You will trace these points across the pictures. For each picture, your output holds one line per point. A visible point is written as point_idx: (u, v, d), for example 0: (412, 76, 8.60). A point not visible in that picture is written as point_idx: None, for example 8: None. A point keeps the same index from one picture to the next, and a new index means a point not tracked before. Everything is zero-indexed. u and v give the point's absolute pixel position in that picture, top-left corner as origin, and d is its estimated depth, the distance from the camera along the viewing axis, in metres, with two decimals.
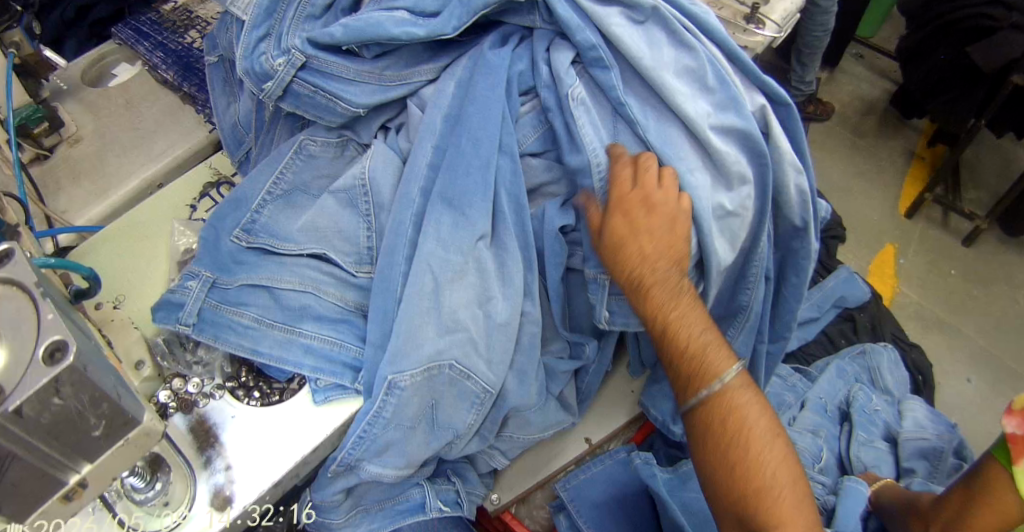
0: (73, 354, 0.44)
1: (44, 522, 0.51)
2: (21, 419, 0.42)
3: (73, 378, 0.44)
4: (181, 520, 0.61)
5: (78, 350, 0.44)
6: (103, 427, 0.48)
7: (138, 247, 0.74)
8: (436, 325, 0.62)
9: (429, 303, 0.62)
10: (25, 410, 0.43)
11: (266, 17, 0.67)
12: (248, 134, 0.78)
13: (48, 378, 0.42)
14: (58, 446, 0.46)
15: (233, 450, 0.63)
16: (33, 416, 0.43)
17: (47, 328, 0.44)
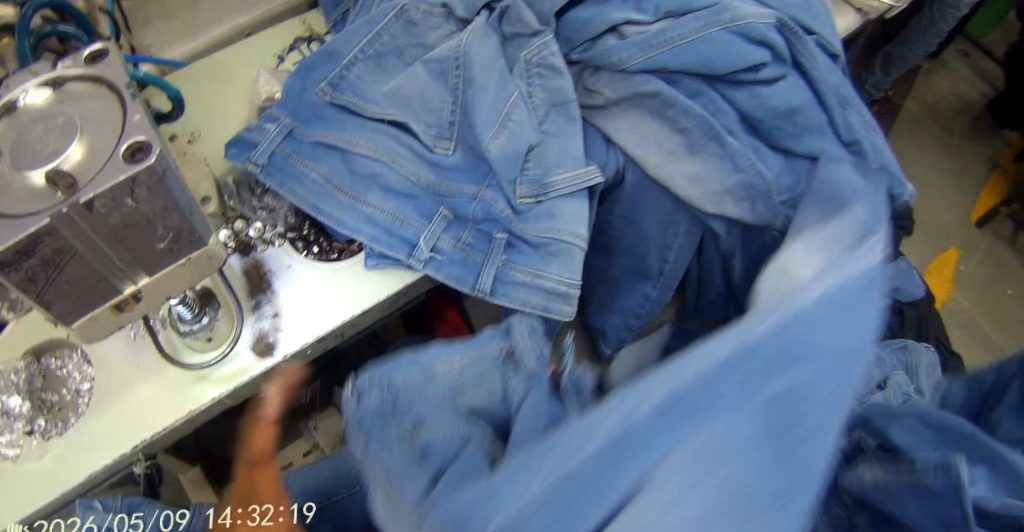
0: (157, 154, 0.44)
1: (95, 328, 0.52)
2: (92, 215, 0.44)
3: (150, 182, 0.44)
4: (225, 355, 0.62)
5: (159, 154, 0.44)
6: (170, 240, 0.49)
7: (217, 87, 0.73)
8: (471, 273, 0.61)
9: (479, 264, 0.62)
10: (97, 206, 0.43)
11: None
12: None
13: (126, 176, 0.43)
14: (119, 250, 0.47)
15: (284, 299, 0.64)
16: (104, 213, 0.44)
17: (133, 129, 0.44)
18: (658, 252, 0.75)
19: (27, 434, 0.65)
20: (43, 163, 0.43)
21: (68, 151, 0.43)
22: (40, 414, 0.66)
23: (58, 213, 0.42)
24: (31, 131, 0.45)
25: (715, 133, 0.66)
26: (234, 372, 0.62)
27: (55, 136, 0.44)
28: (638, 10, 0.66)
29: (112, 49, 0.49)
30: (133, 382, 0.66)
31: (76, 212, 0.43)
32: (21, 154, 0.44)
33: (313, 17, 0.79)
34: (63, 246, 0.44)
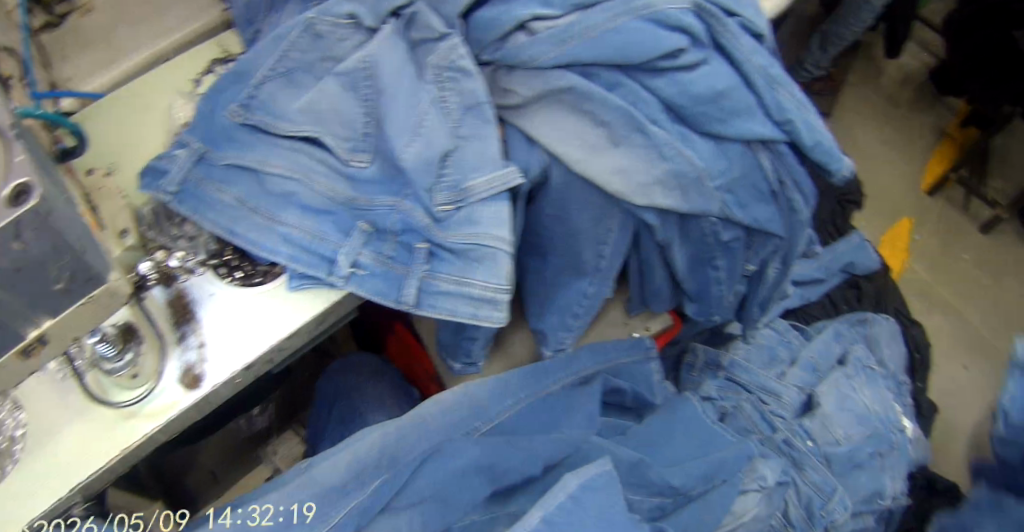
0: (40, 194, 0.43)
1: (4, 375, 0.51)
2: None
3: (36, 222, 0.43)
4: (150, 391, 0.61)
5: (41, 194, 0.43)
6: (66, 281, 0.48)
7: (133, 115, 0.72)
8: (394, 284, 0.60)
9: (403, 275, 0.61)
10: None
11: None
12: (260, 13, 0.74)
13: (10, 218, 0.41)
14: (13, 294, 0.45)
15: (208, 328, 0.62)
16: None
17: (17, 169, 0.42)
18: (595, 247, 0.74)
19: None
20: None
21: None
22: None
23: None
24: None
25: (636, 124, 0.66)
26: (163, 408, 0.60)
27: None
28: (545, 4, 0.65)
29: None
30: (64, 423, 0.64)
31: None
32: None
33: (228, 39, 0.78)
34: None
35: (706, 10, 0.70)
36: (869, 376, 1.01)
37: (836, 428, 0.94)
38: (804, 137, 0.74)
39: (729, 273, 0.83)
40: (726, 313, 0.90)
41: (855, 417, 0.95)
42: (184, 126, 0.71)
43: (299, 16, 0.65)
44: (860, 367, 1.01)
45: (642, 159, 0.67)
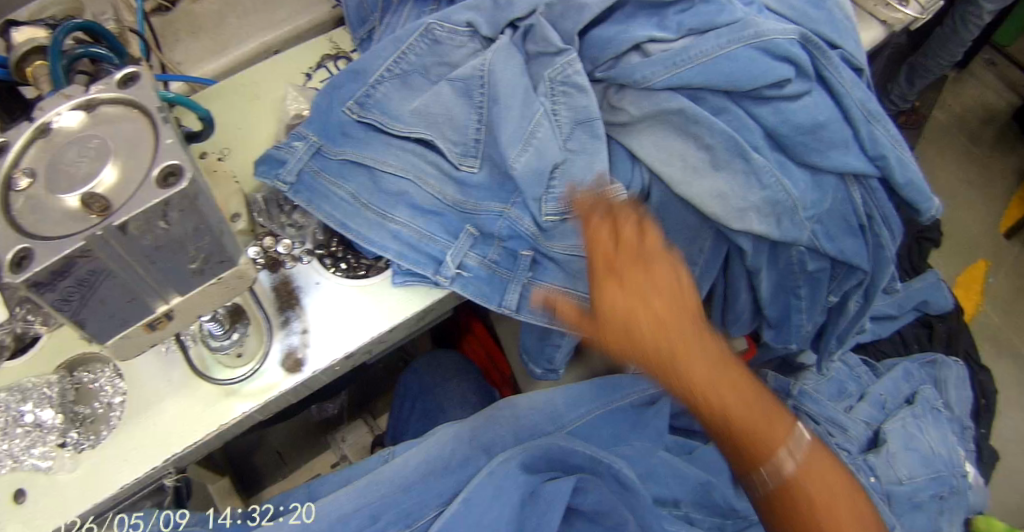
0: (189, 178, 0.44)
1: (128, 345, 0.54)
2: (126, 237, 0.44)
3: (183, 204, 0.45)
4: (254, 371, 0.65)
5: (191, 178, 0.44)
6: (200, 262, 0.50)
7: (246, 104, 0.75)
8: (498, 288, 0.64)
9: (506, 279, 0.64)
10: (132, 228, 0.44)
11: None
12: (374, 12, 0.79)
13: (159, 198, 0.43)
14: (152, 270, 0.48)
15: (311, 315, 0.67)
16: (138, 235, 0.45)
17: (164, 153, 0.46)
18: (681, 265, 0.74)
19: (60, 446, 0.69)
20: (79, 186, 0.46)
21: (105, 173, 0.46)
22: (72, 426, 0.70)
23: (93, 235, 0.43)
24: (68, 155, 0.48)
25: (739, 150, 0.66)
26: (262, 388, 0.65)
27: (92, 161, 0.47)
28: (660, 27, 0.67)
29: (147, 74, 0.51)
30: (167, 394, 0.67)
31: (110, 233, 0.43)
32: (59, 177, 0.47)
33: (339, 36, 0.82)
34: (97, 267, 0.45)
35: (813, 42, 0.70)
36: (938, 418, 0.99)
37: (902, 470, 0.92)
38: (898, 176, 0.73)
39: (811, 302, 0.82)
40: (801, 343, 0.89)
41: (921, 458, 0.93)
42: (296, 119, 0.74)
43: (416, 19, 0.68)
44: (928, 407, 0.99)
45: (740, 184, 0.68)
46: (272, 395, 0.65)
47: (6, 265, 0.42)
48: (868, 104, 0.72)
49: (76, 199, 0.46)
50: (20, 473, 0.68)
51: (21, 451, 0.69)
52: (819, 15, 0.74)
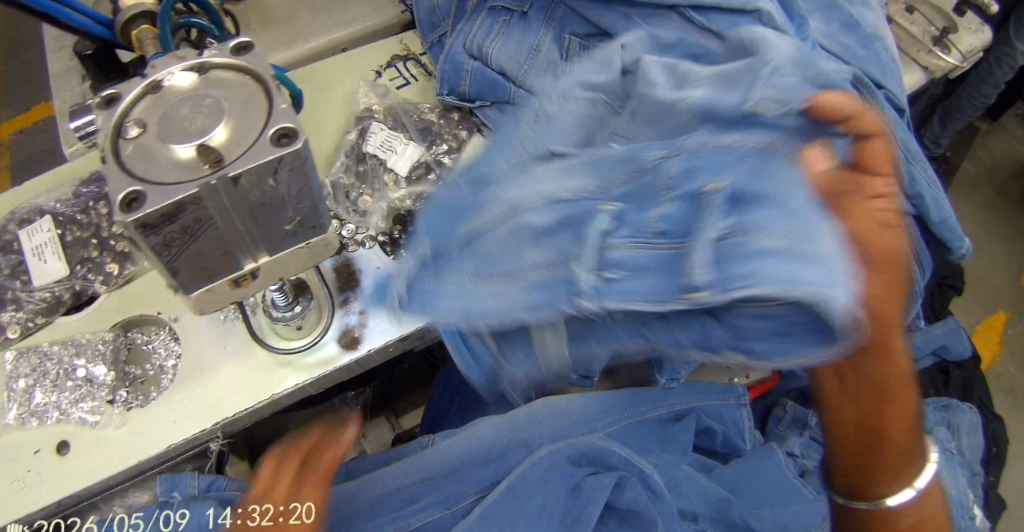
0: (303, 141, 0.49)
1: (209, 301, 0.56)
2: (237, 188, 0.49)
3: (293, 163, 0.49)
4: (312, 344, 0.69)
5: (304, 140, 0.49)
6: (296, 223, 0.53)
7: (320, 95, 0.83)
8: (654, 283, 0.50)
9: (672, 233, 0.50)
10: (245, 181, 0.48)
11: None
12: (445, 19, 0.88)
13: (275, 154, 0.48)
14: (253, 224, 0.52)
15: (369, 298, 0.71)
16: (250, 187, 0.49)
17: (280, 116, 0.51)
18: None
19: (109, 403, 0.71)
20: (192, 138, 0.50)
21: (217, 130, 0.50)
22: (122, 385, 0.72)
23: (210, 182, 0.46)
24: (182, 111, 0.52)
25: None
26: (321, 361, 0.68)
27: (204, 118, 0.51)
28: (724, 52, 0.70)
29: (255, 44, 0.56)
30: (222, 359, 0.70)
31: (226, 181, 0.47)
32: (173, 130, 0.51)
33: (409, 39, 0.90)
34: (206, 214, 0.49)
35: (862, 82, 0.73)
36: (950, 459, 1.01)
37: None
38: (932, 214, 0.76)
39: None
40: None
41: None
42: None
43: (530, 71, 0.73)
44: (941, 448, 1.02)
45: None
46: (327, 370, 0.68)
47: (121, 203, 0.45)
48: (908, 144, 0.75)
49: (188, 150, 0.50)
50: (67, 425, 0.71)
51: (69, 404, 0.71)
52: (866, 56, 0.79)
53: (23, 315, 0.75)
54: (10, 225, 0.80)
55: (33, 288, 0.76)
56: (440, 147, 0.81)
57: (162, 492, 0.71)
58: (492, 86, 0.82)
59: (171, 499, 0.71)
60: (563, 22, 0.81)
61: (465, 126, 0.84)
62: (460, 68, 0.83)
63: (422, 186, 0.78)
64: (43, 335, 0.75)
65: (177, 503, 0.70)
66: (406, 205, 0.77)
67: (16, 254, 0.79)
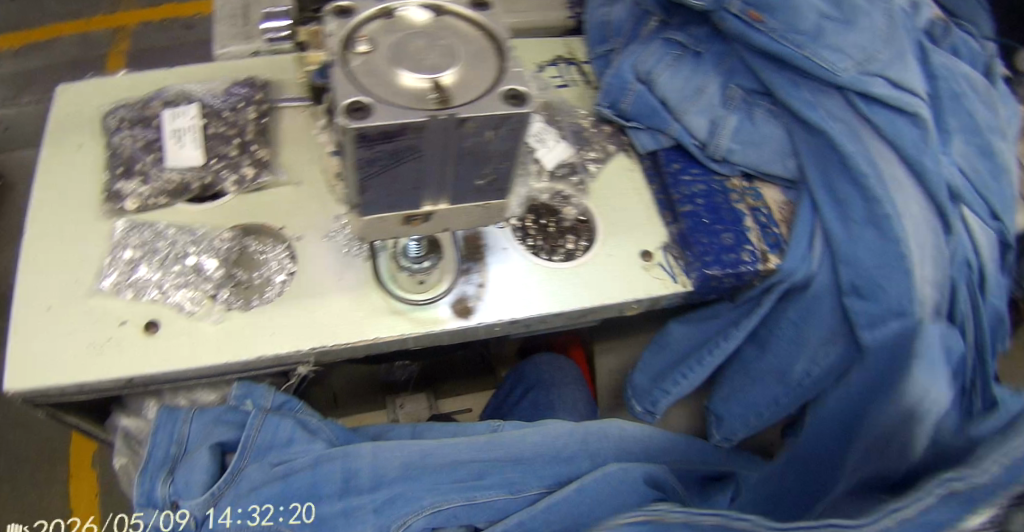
0: (528, 109, 0.51)
1: (377, 232, 0.58)
2: (458, 131, 0.50)
3: (515, 122, 0.51)
4: (430, 300, 0.72)
5: (531, 106, 0.51)
6: (487, 179, 0.55)
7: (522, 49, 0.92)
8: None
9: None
10: (467, 125, 0.50)
11: None
12: (616, 37, 0.91)
13: (504, 111, 0.50)
14: (451, 168, 0.53)
15: (491, 275, 0.75)
16: (468, 133, 0.51)
17: (509, 79, 0.53)
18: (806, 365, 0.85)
19: (212, 299, 0.71)
20: (425, 72, 0.52)
21: (448, 73, 0.53)
22: (227, 284, 0.72)
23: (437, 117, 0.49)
24: (418, 43, 0.55)
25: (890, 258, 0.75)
26: (432, 319, 0.71)
27: (438, 57, 0.54)
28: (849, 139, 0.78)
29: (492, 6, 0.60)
30: (339, 287, 0.72)
31: (450, 122, 0.49)
32: (407, 60, 0.54)
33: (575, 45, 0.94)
34: (417, 145, 0.50)
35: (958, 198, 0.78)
36: None
37: None
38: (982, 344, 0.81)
39: None
40: None
41: None
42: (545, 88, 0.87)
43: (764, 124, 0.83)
44: None
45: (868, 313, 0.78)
46: (434, 329, 0.71)
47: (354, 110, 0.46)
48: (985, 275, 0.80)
49: (417, 81, 0.52)
50: (161, 307, 0.70)
51: (169, 288, 0.71)
52: (988, 184, 0.82)
53: (146, 190, 0.76)
54: (156, 101, 0.81)
55: (163, 167, 0.77)
56: (589, 153, 0.86)
57: (235, 396, 0.73)
58: (650, 114, 0.85)
59: (242, 405, 0.73)
60: (732, 71, 0.85)
61: (615, 141, 0.88)
62: (625, 87, 0.86)
63: (563, 184, 0.84)
64: (159, 215, 0.75)
65: (255, 411, 0.71)
66: (544, 198, 0.83)
67: (153, 131, 0.79)
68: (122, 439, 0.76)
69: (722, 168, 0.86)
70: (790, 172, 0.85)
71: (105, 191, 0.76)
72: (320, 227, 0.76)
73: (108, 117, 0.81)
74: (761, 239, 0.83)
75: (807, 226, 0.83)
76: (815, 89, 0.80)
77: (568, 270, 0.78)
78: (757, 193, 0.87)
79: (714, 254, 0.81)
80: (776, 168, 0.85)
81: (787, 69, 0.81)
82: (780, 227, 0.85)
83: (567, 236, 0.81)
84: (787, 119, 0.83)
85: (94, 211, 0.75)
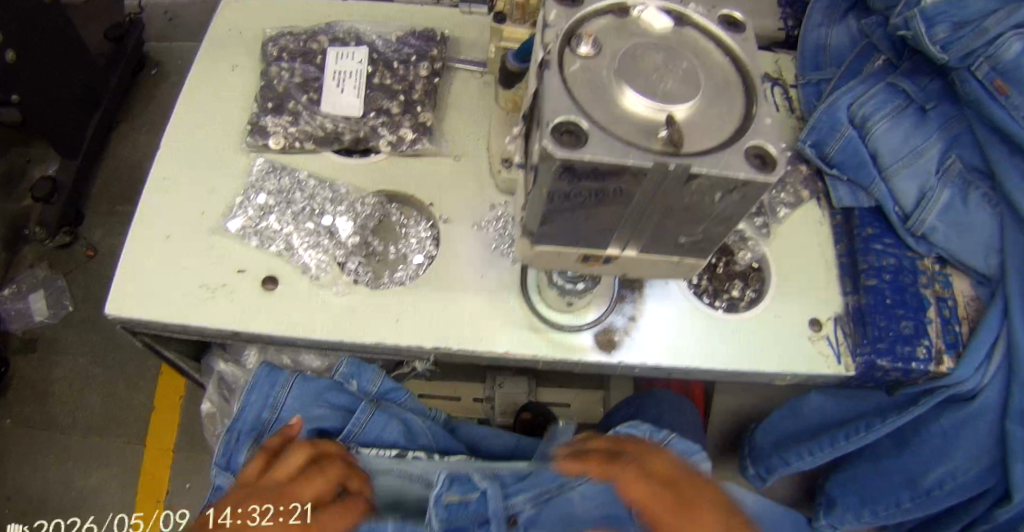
0: (772, 177, 0.43)
1: (546, 263, 0.51)
2: (683, 186, 0.42)
3: (753, 186, 0.43)
4: (574, 324, 0.67)
5: (779, 173, 0.43)
6: (690, 240, 0.47)
7: None
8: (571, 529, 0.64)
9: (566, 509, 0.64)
10: (697, 181, 0.42)
11: (967, 44, 0.68)
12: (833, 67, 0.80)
13: (748, 175, 0.42)
14: (655, 223, 0.46)
15: (645, 312, 0.68)
16: (693, 190, 0.43)
17: (756, 133, 0.44)
18: (945, 471, 0.75)
19: (339, 267, 0.66)
20: (657, 100, 0.43)
21: (684, 105, 0.44)
22: (357, 254, 0.67)
23: (666, 165, 0.41)
24: (653, 56, 0.45)
25: None
26: (573, 345, 0.65)
27: (674, 81, 0.44)
28: None
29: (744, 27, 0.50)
30: (476, 286, 0.67)
31: (679, 174, 0.41)
32: (633, 75, 0.44)
33: (786, 63, 0.83)
34: (628, 192, 0.42)
35: None
36: None
37: None
38: None
39: None
40: None
41: None
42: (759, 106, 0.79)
43: (971, 213, 0.72)
44: None
45: None
46: (574, 358, 0.65)
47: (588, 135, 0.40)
48: None
49: (643, 107, 0.43)
50: (284, 262, 0.66)
51: (298, 246, 0.67)
52: None
53: (294, 132, 0.71)
54: (322, 36, 0.75)
55: (318, 111, 0.71)
56: (783, 196, 0.76)
57: (343, 373, 0.70)
58: (856, 166, 0.74)
59: (347, 385, 0.71)
60: (955, 141, 0.73)
61: (808, 186, 0.78)
62: (837, 129, 0.75)
63: (746, 225, 0.74)
64: (302, 161, 0.70)
65: (364, 404, 0.70)
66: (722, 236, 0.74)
67: (315, 67, 0.74)
68: (215, 384, 0.74)
69: (918, 245, 0.74)
70: (989, 269, 0.73)
71: (251, 123, 0.71)
72: (467, 212, 0.70)
73: (270, 43, 0.75)
74: (940, 335, 0.71)
75: (991, 335, 0.71)
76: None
77: (730, 323, 0.70)
78: (947, 281, 0.74)
79: (888, 342, 0.69)
80: (974, 261, 0.73)
81: (1020, 154, 0.69)
82: (962, 327, 0.72)
83: (734, 281, 0.73)
84: (1003, 208, 0.72)
85: (235, 143, 0.71)
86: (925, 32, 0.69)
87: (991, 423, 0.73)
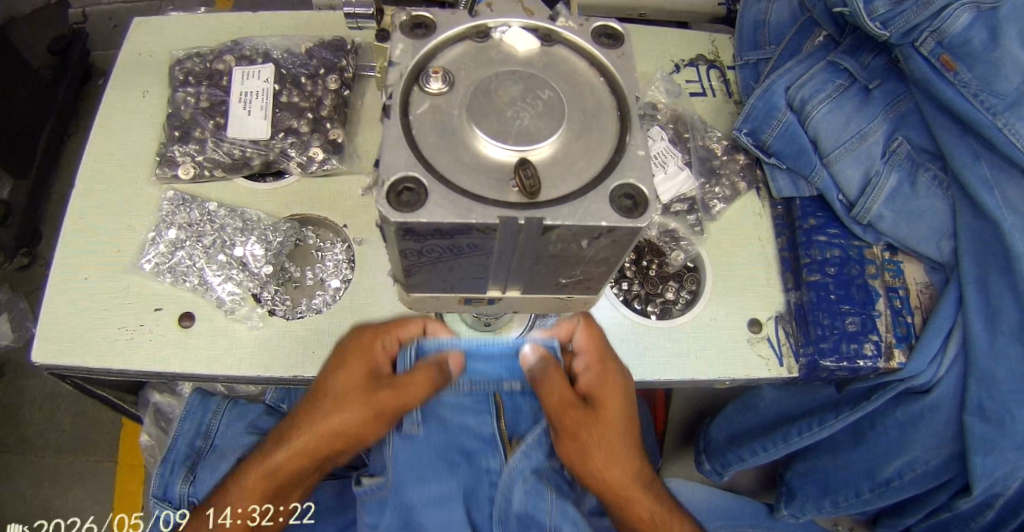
0: (642, 222, 0.39)
1: (429, 305, 0.48)
2: (541, 236, 0.39)
3: (623, 233, 0.40)
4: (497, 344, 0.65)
5: (649, 213, 0.39)
6: (571, 281, 0.44)
7: (654, 41, 0.81)
8: (486, 465, 0.63)
9: (466, 419, 0.63)
10: (556, 233, 0.39)
11: (909, 19, 0.62)
12: (773, 45, 0.76)
13: (608, 224, 0.38)
14: (527, 268, 0.43)
15: None
16: (555, 239, 0.40)
17: (625, 170, 0.40)
18: (903, 463, 0.72)
19: (254, 299, 0.65)
20: (509, 141, 0.40)
21: (543, 144, 0.40)
22: (272, 283, 0.66)
23: (513, 219, 0.38)
24: (508, 86, 0.41)
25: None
26: None
27: (533, 114, 0.40)
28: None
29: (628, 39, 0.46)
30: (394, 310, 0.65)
31: (532, 226, 0.38)
32: (485, 113, 0.40)
33: (723, 44, 0.81)
34: (484, 245, 0.40)
35: None
36: None
37: None
38: None
39: None
40: None
41: None
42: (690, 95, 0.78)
43: (923, 196, 0.68)
44: None
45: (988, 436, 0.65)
46: None
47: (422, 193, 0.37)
48: None
49: (495, 151, 0.40)
50: (199, 298, 0.65)
51: (211, 280, 0.66)
52: None
53: (204, 160, 0.69)
54: (228, 55, 0.73)
55: (224, 136, 0.69)
56: (716, 189, 0.73)
57: (273, 400, 0.75)
58: (796, 154, 0.69)
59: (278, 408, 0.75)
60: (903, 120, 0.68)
61: (746, 175, 0.75)
62: (774, 115, 0.70)
63: (677, 223, 0.72)
64: (212, 190, 0.69)
65: None
66: (650, 235, 0.72)
67: (221, 90, 0.71)
68: (151, 415, 0.78)
69: (865, 234, 0.69)
70: (943, 255, 0.68)
71: (159, 154, 0.69)
72: None
73: (176, 67, 0.73)
74: (890, 329, 0.67)
75: (944, 326, 0.66)
76: (997, 166, 0.63)
77: (662, 328, 0.67)
78: (898, 269, 0.70)
79: (832, 341, 0.65)
80: (927, 248, 0.69)
81: (971, 134, 0.65)
82: (915, 317, 0.69)
83: (669, 284, 0.70)
84: (955, 191, 0.67)
85: (145, 175, 0.69)
86: (862, 8, 0.63)
87: (948, 417, 0.69)
